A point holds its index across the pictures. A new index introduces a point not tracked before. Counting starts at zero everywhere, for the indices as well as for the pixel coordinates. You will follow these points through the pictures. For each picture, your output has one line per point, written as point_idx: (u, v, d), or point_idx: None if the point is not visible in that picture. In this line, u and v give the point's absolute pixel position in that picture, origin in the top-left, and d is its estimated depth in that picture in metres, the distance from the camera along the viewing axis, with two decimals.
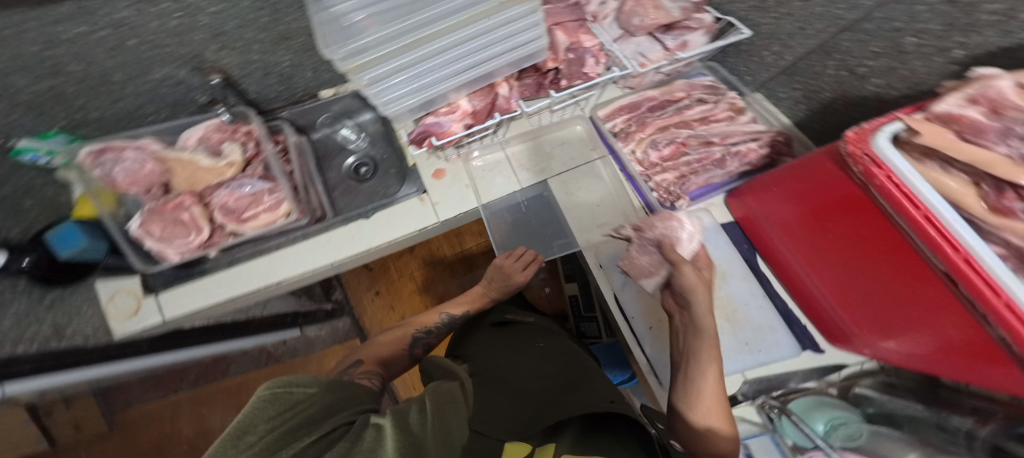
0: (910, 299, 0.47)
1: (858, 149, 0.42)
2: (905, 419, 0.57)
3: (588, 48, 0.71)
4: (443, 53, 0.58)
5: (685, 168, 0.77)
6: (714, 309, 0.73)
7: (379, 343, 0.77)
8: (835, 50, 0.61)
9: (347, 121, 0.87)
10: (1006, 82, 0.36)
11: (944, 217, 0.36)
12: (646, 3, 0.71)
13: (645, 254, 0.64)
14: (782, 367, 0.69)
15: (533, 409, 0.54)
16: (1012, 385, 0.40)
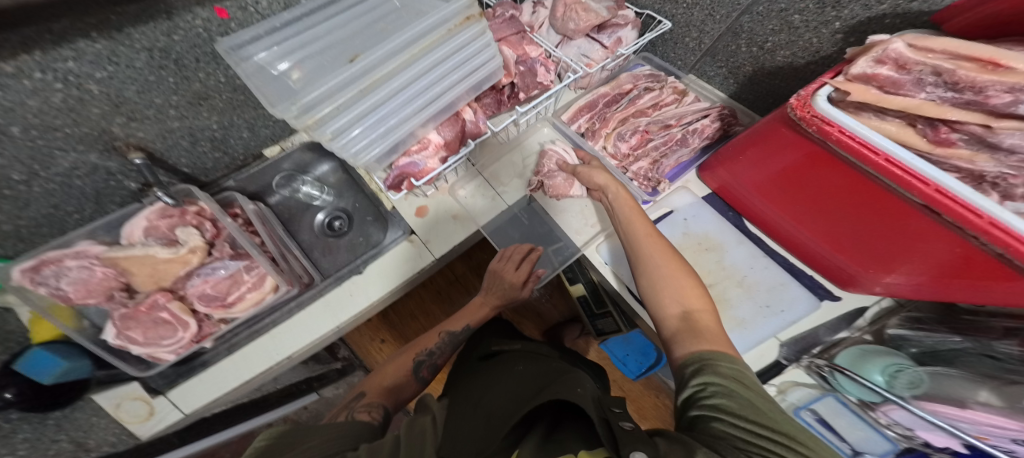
0: (896, 234, 0.48)
1: (806, 114, 0.43)
2: (951, 354, 0.58)
3: (536, 58, 0.68)
4: (400, 93, 0.52)
5: (654, 153, 0.75)
6: (723, 282, 0.70)
7: (379, 376, 0.69)
8: (741, 31, 0.64)
9: (303, 177, 0.82)
10: (899, 43, 0.40)
11: (903, 158, 0.38)
12: (574, 6, 0.67)
13: (555, 178, 0.74)
14: (809, 323, 0.67)
15: (499, 417, 0.48)
16: (1018, 292, 0.42)
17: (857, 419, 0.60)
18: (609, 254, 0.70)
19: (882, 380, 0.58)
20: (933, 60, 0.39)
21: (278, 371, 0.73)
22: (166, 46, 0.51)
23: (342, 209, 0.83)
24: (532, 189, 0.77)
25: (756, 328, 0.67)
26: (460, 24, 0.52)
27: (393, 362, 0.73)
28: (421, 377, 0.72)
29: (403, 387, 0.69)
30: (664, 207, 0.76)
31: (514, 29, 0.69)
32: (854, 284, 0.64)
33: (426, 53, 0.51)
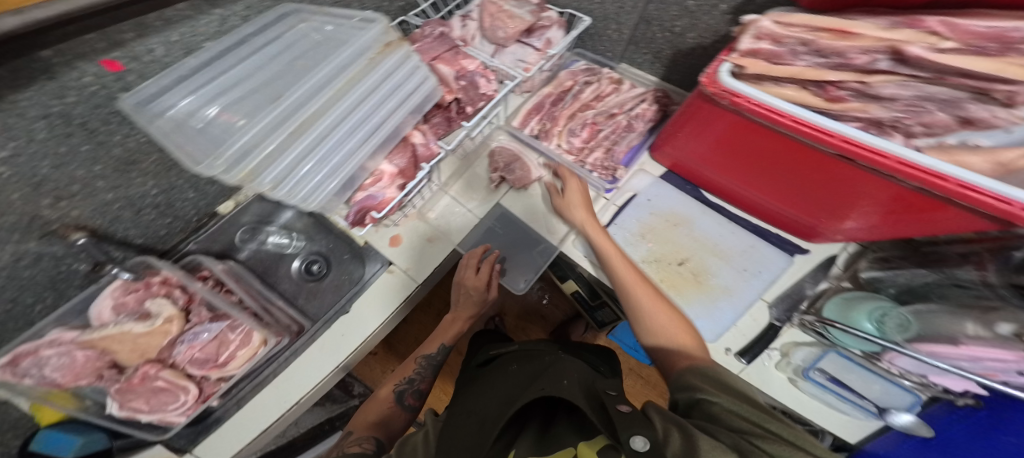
0: (830, 185, 0.51)
1: (715, 90, 0.47)
2: (925, 289, 0.58)
3: (474, 70, 0.67)
4: (334, 131, 0.49)
5: (606, 142, 0.77)
6: (698, 253, 0.74)
7: (364, 411, 0.71)
8: (653, 18, 0.67)
9: (268, 227, 0.79)
10: (766, 21, 0.46)
11: (806, 117, 0.42)
12: (499, 15, 0.70)
13: (514, 171, 0.77)
14: (787, 279, 0.70)
15: (492, 420, 0.50)
16: (949, 223, 0.45)
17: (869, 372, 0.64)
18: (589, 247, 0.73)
19: (873, 328, 0.59)
20: (797, 33, 0.44)
21: (295, 416, 0.72)
22: (64, 111, 0.39)
23: (317, 252, 0.78)
24: (495, 184, 0.78)
25: (734, 291, 0.71)
26: (381, 50, 0.51)
27: (376, 394, 0.74)
28: (410, 405, 0.73)
29: (389, 417, 0.70)
30: (627, 193, 0.78)
31: (447, 45, 0.67)
32: (817, 235, 0.66)
33: (352, 85, 0.49)
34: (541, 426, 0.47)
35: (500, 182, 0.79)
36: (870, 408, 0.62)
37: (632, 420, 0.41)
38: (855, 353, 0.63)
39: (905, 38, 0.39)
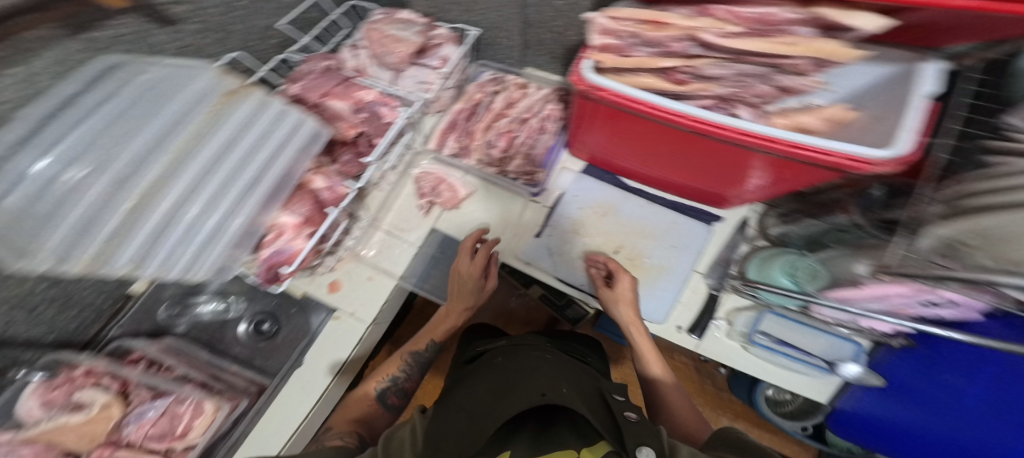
0: (707, 157, 0.57)
1: (584, 86, 0.53)
2: (821, 235, 0.63)
3: (372, 101, 0.64)
4: (189, 199, 0.41)
5: (523, 149, 0.79)
6: (628, 239, 0.76)
7: (346, 408, 0.72)
8: (538, 22, 0.70)
9: (198, 296, 0.73)
10: (601, 18, 0.50)
11: (656, 102, 0.49)
12: (384, 41, 0.69)
13: (442, 193, 0.79)
14: (714, 248, 0.73)
15: (484, 415, 0.52)
16: (805, 177, 0.50)
17: (804, 327, 0.66)
18: (530, 252, 0.77)
19: (789, 281, 0.62)
20: (626, 26, 0.49)
21: None
22: None
23: (267, 315, 0.74)
24: (425, 211, 0.79)
25: (672, 269, 0.73)
26: (224, 99, 0.44)
27: (360, 391, 0.75)
28: (392, 404, 0.75)
29: (371, 413, 0.72)
30: (555, 193, 0.80)
31: (336, 80, 0.65)
32: (727, 201, 0.70)
33: (198, 143, 0.42)
34: (541, 424, 0.51)
35: (430, 207, 0.79)
36: (819, 363, 0.64)
37: (642, 427, 0.46)
38: (789, 309, 0.66)
39: (700, 25, 0.45)
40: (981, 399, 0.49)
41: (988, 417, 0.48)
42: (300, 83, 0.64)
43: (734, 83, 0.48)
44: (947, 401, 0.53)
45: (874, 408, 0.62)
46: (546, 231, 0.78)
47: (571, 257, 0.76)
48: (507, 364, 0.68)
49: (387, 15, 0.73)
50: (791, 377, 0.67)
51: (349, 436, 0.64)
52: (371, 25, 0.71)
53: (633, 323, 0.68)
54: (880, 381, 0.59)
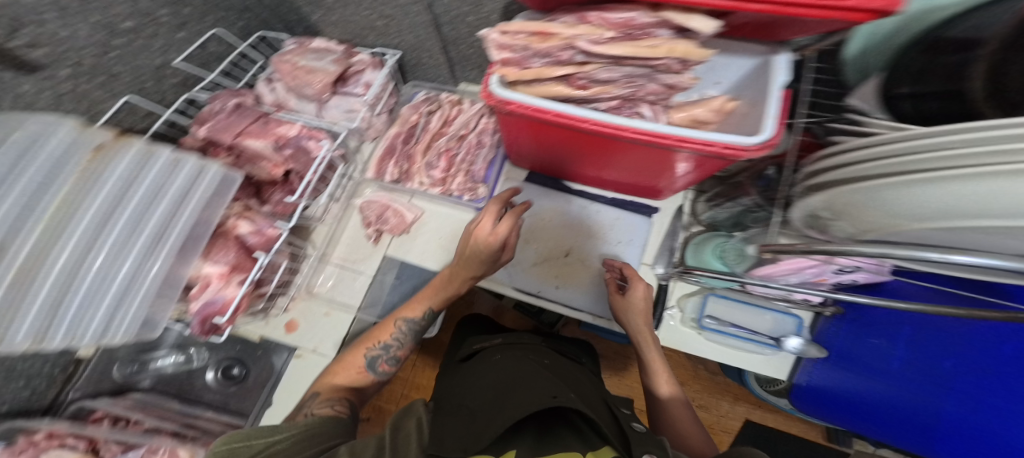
0: (625, 154, 0.60)
1: (495, 101, 0.55)
2: (736, 219, 0.67)
3: (296, 136, 0.67)
4: (85, 260, 0.45)
5: (465, 165, 0.81)
6: (577, 239, 0.78)
7: (331, 374, 0.66)
8: (455, 41, 0.75)
9: (155, 352, 0.78)
10: (494, 34, 0.52)
11: (560, 111, 0.53)
12: (297, 73, 0.72)
13: (390, 218, 0.81)
14: (657, 239, 0.75)
15: (488, 413, 0.52)
16: (706, 164, 0.55)
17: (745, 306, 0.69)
18: None
19: (720, 263, 0.66)
20: (516, 40, 0.51)
21: None
22: None
23: (233, 359, 0.78)
24: (374, 239, 0.82)
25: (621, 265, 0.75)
26: (93, 157, 0.47)
27: (349, 355, 0.68)
28: (382, 371, 0.68)
29: (359, 383, 0.66)
30: None
31: (250, 118, 0.67)
32: (662, 192, 0.72)
33: (76, 206, 0.45)
34: (547, 425, 0.51)
35: (379, 235, 0.82)
36: (767, 340, 0.66)
37: (645, 439, 0.47)
38: (729, 290, 0.68)
39: (577, 34, 0.49)
40: (902, 358, 0.51)
41: (907, 374, 0.50)
42: (206, 125, 0.66)
43: (627, 84, 0.53)
44: (870, 363, 0.55)
45: (814, 378, 0.64)
46: None
47: (523, 265, 0.78)
48: (508, 363, 0.68)
49: (299, 47, 0.75)
50: (748, 357, 0.68)
51: (340, 407, 0.59)
52: (281, 56, 0.73)
53: (643, 334, 0.67)
54: (822, 351, 0.61)
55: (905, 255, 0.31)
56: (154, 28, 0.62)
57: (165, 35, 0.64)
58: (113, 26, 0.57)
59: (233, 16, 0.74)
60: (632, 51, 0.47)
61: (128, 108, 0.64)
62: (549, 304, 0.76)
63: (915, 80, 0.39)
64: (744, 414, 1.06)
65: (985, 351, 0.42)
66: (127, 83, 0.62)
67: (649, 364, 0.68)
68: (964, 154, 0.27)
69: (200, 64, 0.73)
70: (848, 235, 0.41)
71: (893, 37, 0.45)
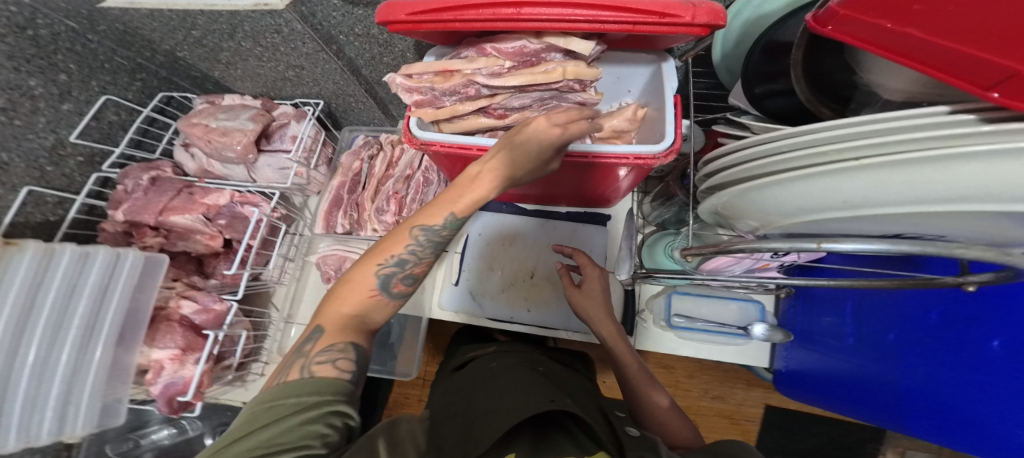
0: (562, 173, 0.60)
1: (416, 144, 0.53)
2: (675, 217, 0.69)
3: (228, 203, 0.73)
4: (17, 363, 0.48)
5: (416, 205, 0.80)
6: (540, 257, 0.79)
7: (336, 300, 0.49)
8: (378, 81, 0.85)
9: (145, 431, 0.87)
10: (399, 78, 0.53)
11: (483, 144, 0.52)
12: (214, 137, 0.74)
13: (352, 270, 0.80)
14: (613, 245, 0.77)
15: (487, 419, 0.45)
16: (636, 172, 0.56)
17: (703, 299, 0.70)
18: (451, 300, 0.78)
19: (671, 262, 0.68)
20: (421, 83, 0.52)
21: None
22: None
23: (223, 424, 0.89)
24: None
25: None
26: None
27: (355, 271, 0.49)
28: (397, 293, 0.50)
29: (374, 307, 0.50)
30: (461, 237, 0.82)
31: (171, 192, 0.73)
32: (611, 199, 0.73)
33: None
34: (545, 432, 0.42)
35: None
36: (737, 330, 0.66)
37: (640, 442, 0.40)
38: (690, 286, 0.69)
39: (475, 68, 0.51)
40: (853, 334, 0.56)
41: (862, 352, 0.54)
42: (127, 205, 0.70)
43: (541, 107, 0.55)
44: (828, 342, 0.58)
45: (791, 361, 0.64)
46: (463, 276, 0.79)
47: (492, 293, 0.77)
48: (503, 371, 0.59)
49: (205, 110, 0.79)
50: (724, 350, 0.67)
51: (344, 363, 0.44)
52: (190, 121, 0.76)
53: (606, 325, 0.63)
54: (786, 336, 0.62)
55: (790, 247, 0.32)
56: (32, 102, 0.66)
57: (50, 108, 0.68)
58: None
59: (123, 78, 0.79)
60: (529, 79, 0.50)
61: (35, 200, 0.67)
62: (522, 327, 0.76)
63: (767, 80, 0.46)
64: (762, 399, 1.00)
65: (915, 321, 0.49)
66: (22, 171, 0.66)
67: (623, 358, 0.61)
68: (787, 158, 0.31)
69: (102, 137, 0.79)
70: (751, 230, 0.42)
71: (741, 43, 0.55)
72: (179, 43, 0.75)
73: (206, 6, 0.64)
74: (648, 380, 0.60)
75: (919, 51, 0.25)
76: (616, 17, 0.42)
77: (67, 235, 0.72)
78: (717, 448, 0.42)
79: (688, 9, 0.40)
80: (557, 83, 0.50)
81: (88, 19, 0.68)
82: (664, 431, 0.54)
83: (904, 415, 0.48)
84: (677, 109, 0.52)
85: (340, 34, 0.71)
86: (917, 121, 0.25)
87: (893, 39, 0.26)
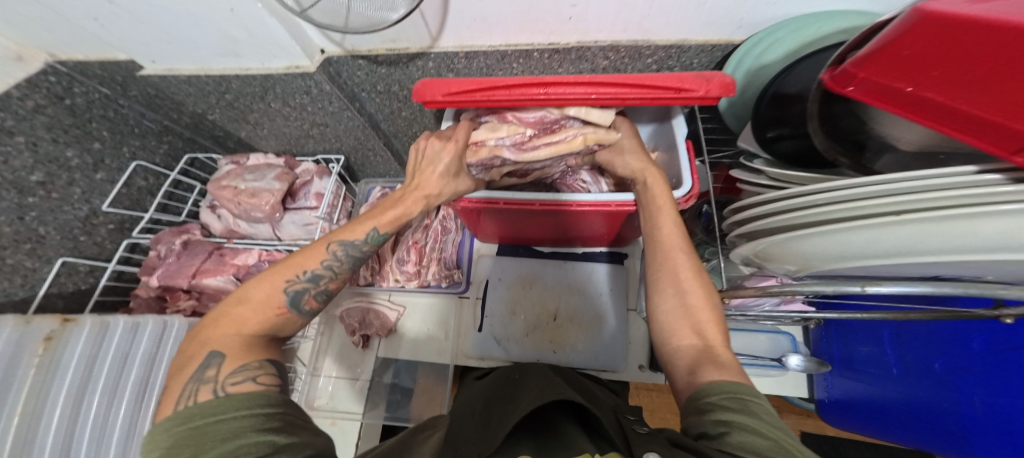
0: (576, 219, 0.62)
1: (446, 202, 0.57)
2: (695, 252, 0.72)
3: (254, 263, 0.79)
4: (81, 419, 0.55)
5: (433, 254, 0.82)
6: (558, 298, 0.80)
7: (225, 318, 0.39)
8: (398, 134, 0.88)
9: None
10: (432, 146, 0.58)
11: (510, 198, 0.55)
12: (241, 197, 0.77)
13: (377, 318, 0.83)
14: (631, 282, 0.79)
15: (506, 416, 0.39)
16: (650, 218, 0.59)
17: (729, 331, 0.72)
18: (474, 346, 0.79)
19: None
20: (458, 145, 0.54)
21: None
22: None
23: None
24: (361, 344, 0.83)
25: (605, 316, 0.77)
26: (47, 347, 0.52)
27: (255, 286, 0.41)
28: (307, 313, 0.43)
29: (274, 327, 0.41)
30: (480, 283, 0.84)
31: (202, 256, 0.79)
32: (627, 238, 0.74)
33: (44, 393, 0.51)
34: (541, 442, 0.36)
35: (366, 340, 0.83)
36: (771, 362, 0.67)
37: (653, 438, 0.32)
38: None
39: (502, 135, 0.52)
40: (898, 364, 0.55)
41: (911, 380, 0.53)
42: (162, 271, 0.76)
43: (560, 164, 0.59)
44: (872, 372, 0.58)
45: (833, 390, 0.63)
46: (486, 322, 0.80)
47: (517, 337, 0.78)
48: (529, 373, 0.52)
49: (232, 171, 0.81)
50: (761, 381, 0.67)
51: (267, 378, 0.36)
52: (219, 184, 0.78)
53: (670, 278, 0.43)
54: (821, 364, 0.62)
55: (834, 291, 0.35)
56: (68, 173, 0.67)
57: (85, 178, 0.71)
58: (22, 181, 0.61)
59: (151, 141, 0.82)
60: (552, 149, 0.52)
61: (67, 269, 0.70)
62: None
63: (777, 124, 0.49)
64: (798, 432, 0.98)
65: (957, 349, 0.49)
66: (57, 243, 0.68)
67: (666, 289, 0.42)
68: (824, 211, 0.34)
69: (131, 203, 0.81)
70: (787, 272, 0.44)
71: (744, 92, 0.59)
72: (211, 105, 0.78)
73: (241, 72, 0.68)
74: (699, 309, 0.40)
75: (940, 114, 0.28)
76: (636, 93, 0.44)
77: (98, 302, 0.75)
78: (739, 404, 0.32)
79: (702, 84, 0.43)
80: (579, 149, 0.53)
81: (121, 85, 0.72)
82: (708, 368, 0.36)
83: (969, 445, 0.46)
84: (690, 154, 0.55)
85: (362, 91, 0.75)
86: (945, 179, 0.27)
87: (917, 102, 0.29)
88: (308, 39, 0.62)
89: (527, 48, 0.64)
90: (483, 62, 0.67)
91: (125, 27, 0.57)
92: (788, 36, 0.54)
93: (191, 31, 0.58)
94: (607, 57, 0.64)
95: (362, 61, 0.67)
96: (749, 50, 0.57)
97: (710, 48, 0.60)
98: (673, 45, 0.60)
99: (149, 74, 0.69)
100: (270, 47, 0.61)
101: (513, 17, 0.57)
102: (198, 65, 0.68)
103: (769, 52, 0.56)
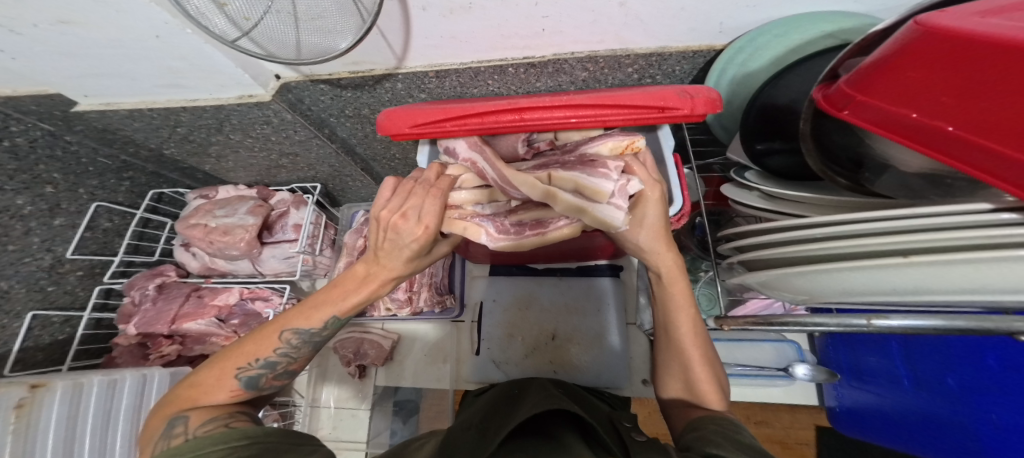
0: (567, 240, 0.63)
1: None
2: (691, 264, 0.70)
3: (237, 302, 0.76)
4: None
5: (422, 277, 0.75)
6: (556, 319, 0.78)
7: (177, 401, 0.39)
8: (374, 157, 0.85)
9: None
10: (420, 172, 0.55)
11: None
12: (214, 236, 0.73)
13: (370, 351, 0.80)
14: (627, 295, 0.77)
15: (497, 427, 0.38)
16: None
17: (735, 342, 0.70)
18: (472, 370, 0.78)
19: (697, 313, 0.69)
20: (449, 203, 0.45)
21: None
22: None
23: None
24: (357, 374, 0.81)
25: (606, 334, 0.75)
26: (19, 415, 0.48)
27: (212, 374, 0.40)
28: (268, 390, 0.43)
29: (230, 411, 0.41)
30: (474, 305, 0.82)
31: (181, 299, 0.76)
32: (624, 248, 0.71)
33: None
34: (541, 449, 0.34)
35: (362, 370, 0.81)
36: (778, 373, 0.65)
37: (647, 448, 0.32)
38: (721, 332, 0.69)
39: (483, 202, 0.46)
40: (910, 377, 0.57)
41: (923, 394, 0.55)
42: (138, 318, 0.73)
43: None
44: (883, 383, 0.59)
45: (843, 400, 0.62)
46: (483, 346, 0.78)
47: (516, 360, 0.76)
48: (527, 388, 0.51)
49: (201, 208, 0.77)
50: (769, 392, 0.67)
51: (239, 423, 0.37)
52: (188, 223, 0.75)
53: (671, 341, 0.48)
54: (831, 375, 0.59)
55: (837, 324, 0.31)
56: (23, 222, 0.64)
57: (43, 226, 0.67)
58: None
59: (111, 179, 0.77)
60: (539, 237, 0.44)
61: (40, 322, 0.66)
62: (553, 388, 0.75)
63: (767, 137, 0.47)
64: None
65: (971, 367, 0.52)
66: (23, 297, 0.65)
67: (673, 350, 0.48)
68: (826, 245, 0.32)
69: (99, 246, 0.77)
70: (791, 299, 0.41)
71: (730, 102, 0.57)
72: (164, 140, 0.74)
73: (189, 103, 0.64)
74: (703, 380, 0.45)
75: (950, 146, 0.26)
76: (617, 114, 0.41)
77: (78, 352, 0.72)
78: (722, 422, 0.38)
79: (686, 100, 0.40)
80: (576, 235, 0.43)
81: (64, 120, 0.65)
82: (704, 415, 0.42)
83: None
84: (678, 167, 0.52)
85: (330, 116, 0.71)
86: (957, 215, 0.25)
87: (921, 129, 0.27)
88: (258, 67, 0.58)
89: (501, 64, 0.61)
90: (455, 81, 0.64)
91: (53, 60, 0.53)
92: (771, 42, 0.52)
93: (130, 64, 0.54)
94: (585, 69, 0.61)
95: (323, 85, 0.63)
96: (732, 57, 0.54)
97: (691, 55, 0.57)
98: (653, 52, 0.57)
99: (84, 110, 0.64)
100: (217, 78, 0.58)
101: (482, 33, 0.54)
102: (141, 98, 0.63)
103: (753, 59, 0.53)
